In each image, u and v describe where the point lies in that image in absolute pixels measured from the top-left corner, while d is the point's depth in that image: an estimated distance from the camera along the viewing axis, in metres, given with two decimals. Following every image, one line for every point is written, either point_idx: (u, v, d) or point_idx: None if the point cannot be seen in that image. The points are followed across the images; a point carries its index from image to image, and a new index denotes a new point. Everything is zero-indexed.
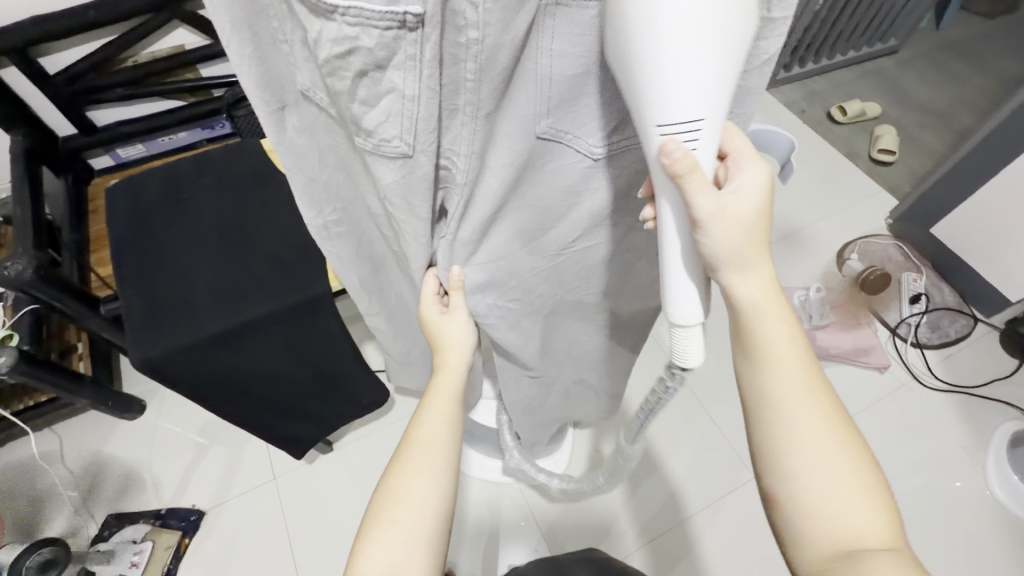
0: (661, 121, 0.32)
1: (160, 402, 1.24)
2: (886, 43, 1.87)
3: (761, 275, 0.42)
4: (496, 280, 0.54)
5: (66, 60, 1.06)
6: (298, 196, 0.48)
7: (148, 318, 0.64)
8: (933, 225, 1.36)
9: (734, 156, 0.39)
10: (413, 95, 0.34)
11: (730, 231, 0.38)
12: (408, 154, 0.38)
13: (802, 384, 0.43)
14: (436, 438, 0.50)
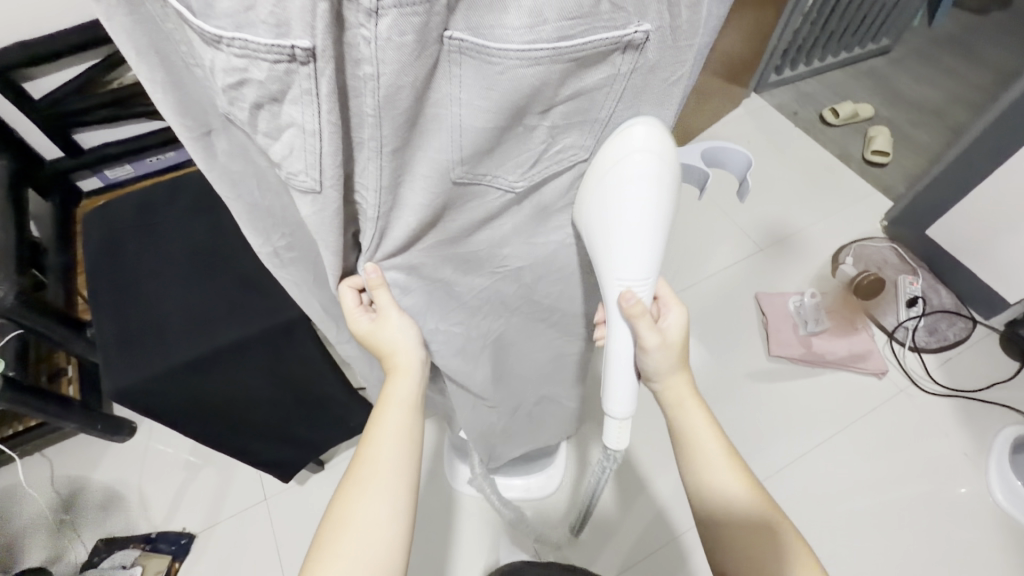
0: (620, 278, 0.45)
1: (150, 424, 1.23)
2: (878, 43, 1.86)
3: (683, 381, 0.55)
4: (433, 307, 0.52)
5: (49, 83, 1.05)
6: (240, 223, 0.45)
7: (121, 347, 0.64)
8: (929, 227, 1.34)
9: (663, 302, 0.54)
10: (314, 130, 0.32)
11: (665, 356, 0.51)
12: (317, 189, 0.36)
13: (721, 465, 0.53)
14: (389, 456, 0.50)
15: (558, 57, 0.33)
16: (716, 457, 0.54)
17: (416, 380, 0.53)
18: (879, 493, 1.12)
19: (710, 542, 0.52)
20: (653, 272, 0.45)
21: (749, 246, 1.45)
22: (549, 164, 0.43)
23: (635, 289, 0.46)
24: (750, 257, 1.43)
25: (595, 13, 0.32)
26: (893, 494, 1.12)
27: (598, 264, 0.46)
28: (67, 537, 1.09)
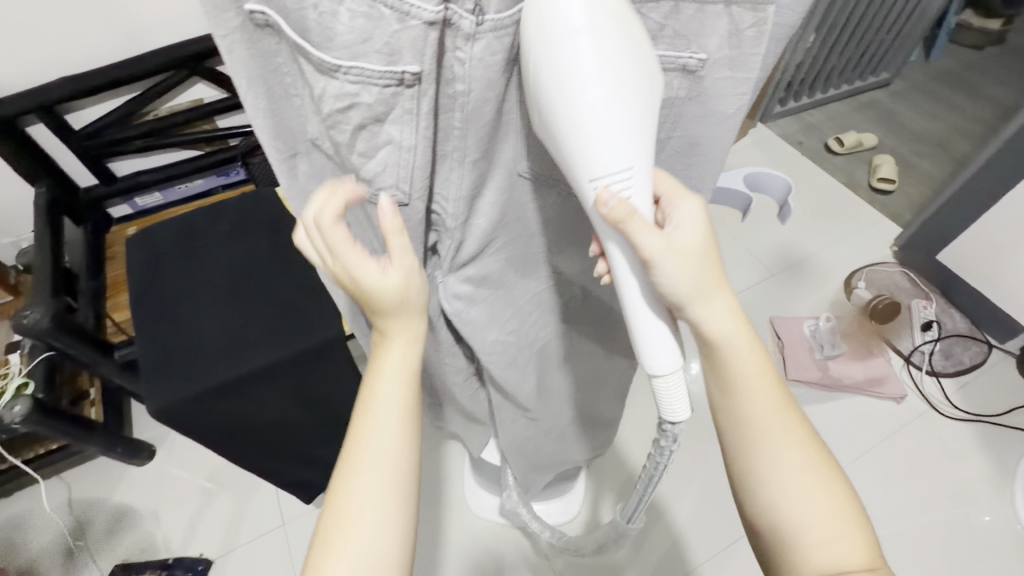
0: (591, 175, 0.34)
1: (169, 447, 1.22)
2: (878, 76, 1.92)
3: (726, 304, 0.43)
4: (491, 321, 0.54)
5: (89, 117, 1.11)
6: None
7: (163, 367, 0.65)
8: (938, 251, 1.37)
9: (668, 197, 0.41)
10: (410, 146, 0.35)
11: (679, 265, 0.39)
12: (404, 202, 0.39)
13: (775, 411, 0.45)
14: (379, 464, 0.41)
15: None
16: (772, 403, 0.45)
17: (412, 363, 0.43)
18: (903, 519, 1.11)
19: (757, 503, 0.46)
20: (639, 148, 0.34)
21: (762, 270, 1.47)
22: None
23: (612, 186, 0.34)
24: (764, 281, 1.45)
25: (656, 35, 0.34)
26: (917, 520, 1.11)
27: (564, 160, 0.34)
28: (84, 562, 1.08)
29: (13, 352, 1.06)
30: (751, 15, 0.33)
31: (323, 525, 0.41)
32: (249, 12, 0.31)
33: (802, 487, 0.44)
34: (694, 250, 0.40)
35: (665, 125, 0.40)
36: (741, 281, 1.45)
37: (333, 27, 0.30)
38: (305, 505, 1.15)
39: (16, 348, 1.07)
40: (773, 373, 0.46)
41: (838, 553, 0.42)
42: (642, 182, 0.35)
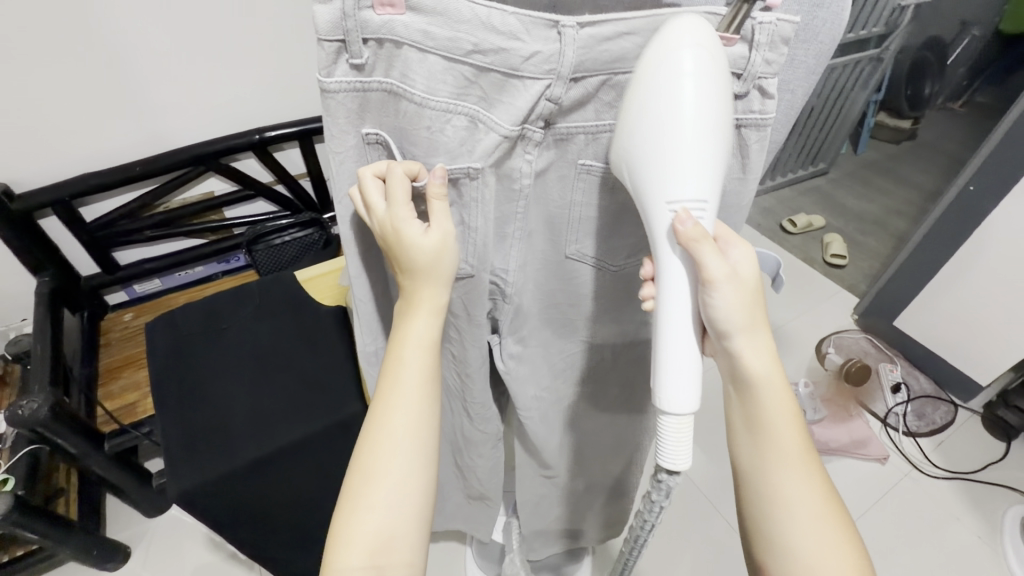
0: (670, 198, 0.38)
1: (145, 548, 1.13)
2: (817, 166, 2.18)
3: (765, 342, 0.45)
4: (531, 374, 0.60)
5: (103, 208, 1.15)
6: (361, 326, 0.56)
7: (187, 448, 0.66)
8: (895, 318, 1.49)
9: (725, 240, 0.43)
10: (476, 227, 0.44)
11: (735, 296, 0.41)
12: (472, 274, 0.47)
13: (797, 454, 0.46)
14: (399, 424, 0.42)
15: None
16: (794, 445, 0.47)
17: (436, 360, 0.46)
18: None
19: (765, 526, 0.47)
20: (713, 191, 0.38)
21: None
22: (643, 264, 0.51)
23: (690, 210, 0.38)
24: None
25: None
26: None
27: (642, 184, 0.38)
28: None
29: None
30: (755, 133, 0.42)
31: (349, 487, 0.42)
32: (365, 134, 0.40)
33: (811, 529, 0.46)
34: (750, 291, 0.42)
35: None
36: None
37: (439, 137, 0.39)
38: None
39: None
40: (796, 412, 0.48)
41: None
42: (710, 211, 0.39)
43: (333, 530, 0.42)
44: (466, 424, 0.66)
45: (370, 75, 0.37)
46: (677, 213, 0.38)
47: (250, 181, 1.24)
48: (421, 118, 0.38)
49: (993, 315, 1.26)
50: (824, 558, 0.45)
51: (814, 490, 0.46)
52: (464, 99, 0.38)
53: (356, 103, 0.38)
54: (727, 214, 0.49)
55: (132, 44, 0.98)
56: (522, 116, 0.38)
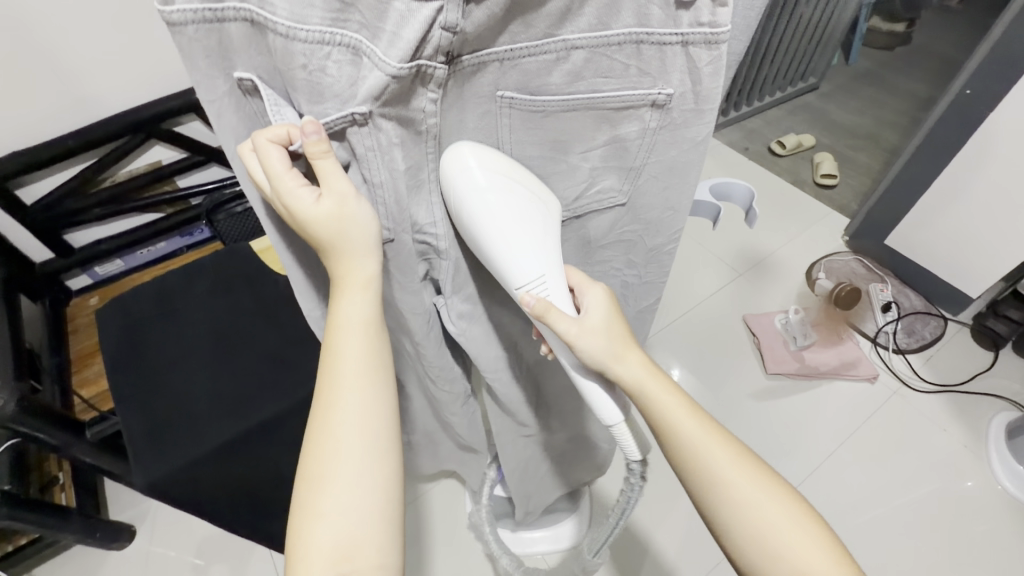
0: (515, 285, 0.44)
1: (151, 525, 1.15)
2: (806, 81, 2.07)
3: (638, 361, 0.47)
4: (490, 332, 0.57)
5: (42, 189, 1.07)
6: (299, 293, 0.52)
7: (152, 437, 0.63)
8: (886, 237, 1.46)
9: (579, 286, 0.48)
10: (381, 183, 0.39)
11: (597, 343, 0.46)
12: (390, 238, 0.43)
13: (709, 440, 0.46)
14: (344, 417, 0.42)
15: (590, 105, 0.40)
16: (706, 437, 0.46)
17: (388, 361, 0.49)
18: (896, 496, 1.15)
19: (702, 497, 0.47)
20: (547, 268, 0.44)
21: (729, 271, 1.53)
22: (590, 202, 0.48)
23: (532, 290, 0.44)
24: (732, 282, 1.51)
25: (623, 72, 0.38)
26: (907, 497, 1.15)
27: (496, 272, 0.44)
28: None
29: None
30: (706, 52, 0.37)
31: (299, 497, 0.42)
32: (238, 78, 0.35)
33: (751, 509, 0.45)
34: (602, 329, 0.46)
35: (641, 153, 0.44)
36: (712, 283, 1.51)
37: (322, 80, 0.33)
38: None
39: None
40: (693, 405, 0.48)
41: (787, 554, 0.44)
42: (555, 281, 0.45)
43: (291, 542, 0.41)
44: (434, 387, 0.64)
45: (220, 1, 0.31)
46: (520, 296, 0.44)
47: (197, 145, 1.15)
48: (293, 56, 0.32)
49: (985, 227, 1.23)
50: (767, 532, 0.44)
51: (750, 476, 0.46)
52: (343, 25, 0.31)
53: (215, 38, 0.33)
54: (683, 146, 0.44)
55: (34, 4, 0.87)
56: (411, 50, 0.31)
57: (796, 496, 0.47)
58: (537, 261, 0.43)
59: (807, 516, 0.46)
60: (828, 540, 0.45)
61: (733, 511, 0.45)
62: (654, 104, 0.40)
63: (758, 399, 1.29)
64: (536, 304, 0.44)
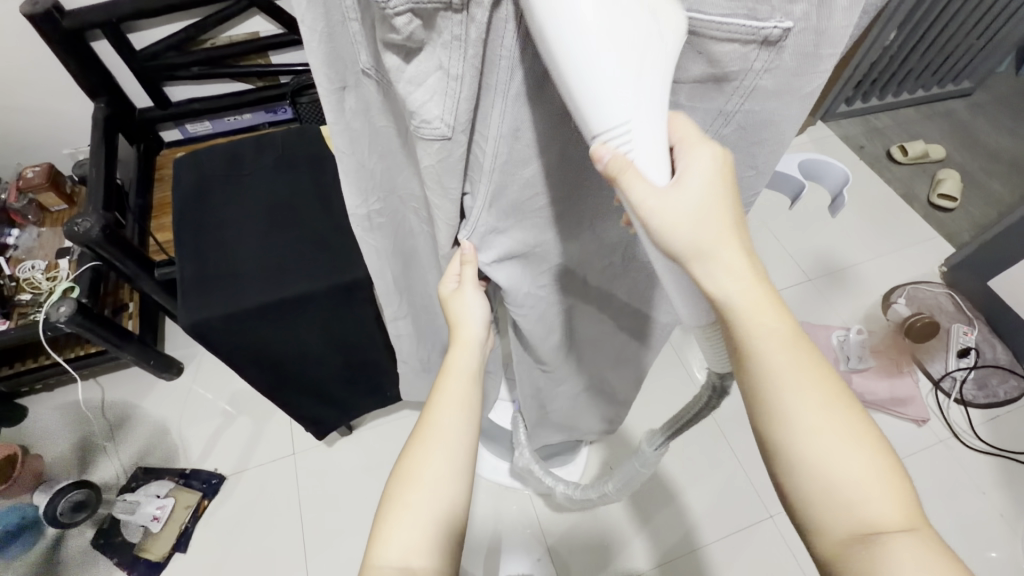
0: (591, 131, 0.31)
1: (197, 366, 1.28)
2: (959, 85, 1.80)
3: (735, 251, 0.36)
4: (523, 271, 0.52)
5: (152, 37, 1.13)
6: (345, 181, 0.46)
7: (200, 284, 0.68)
8: (990, 279, 1.30)
9: (683, 146, 0.36)
10: (458, 75, 0.33)
11: (676, 219, 0.34)
12: (447, 137, 0.36)
13: (797, 364, 0.37)
14: (450, 421, 0.47)
15: (690, 29, 0.32)
16: (798, 359, 0.37)
17: (477, 354, 0.51)
18: None
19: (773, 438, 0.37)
20: (652, 124, 0.31)
21: (798, 274, 1.43)
22: None
23: (610, 142, 0.31)
24: (798, 285, 1.41)
25: None
26: None
27: (573, 109, 0.31)
28: (100, 458, 1.15)
29: (63, 258, 1.10)
30: None
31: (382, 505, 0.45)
32: None
33: (830, 455, 0.36)
34: (696, 209, 0.35)
35: (735, 96, 0.37)
36: (775, 282, 1.42)
37: None
38: (315, 439, 1.19)
39: (65, 254, 1.11)
40: (780, 303, 0.38)
41: (865, 508, 0.35)
42: (649, 132, 0.32)
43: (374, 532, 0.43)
44: None
45: None
46: (593, 147, 0.32)
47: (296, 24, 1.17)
48: None
49: None
50: (845, 482, 0.36)
51: (834, 410, 0.37)
52: None
53: None
54: (788, 97, 0.37)
55: None
56: None
57: (883, 445, 0.37)
58: (635, 98, 0.30)
59: (892, 468, 0.36)
60: (911, 500, 0.36)
61: (810, 456, 0.36)
62: (764, 43, 0.33)
63: None
64: (612, 162, 0.32)
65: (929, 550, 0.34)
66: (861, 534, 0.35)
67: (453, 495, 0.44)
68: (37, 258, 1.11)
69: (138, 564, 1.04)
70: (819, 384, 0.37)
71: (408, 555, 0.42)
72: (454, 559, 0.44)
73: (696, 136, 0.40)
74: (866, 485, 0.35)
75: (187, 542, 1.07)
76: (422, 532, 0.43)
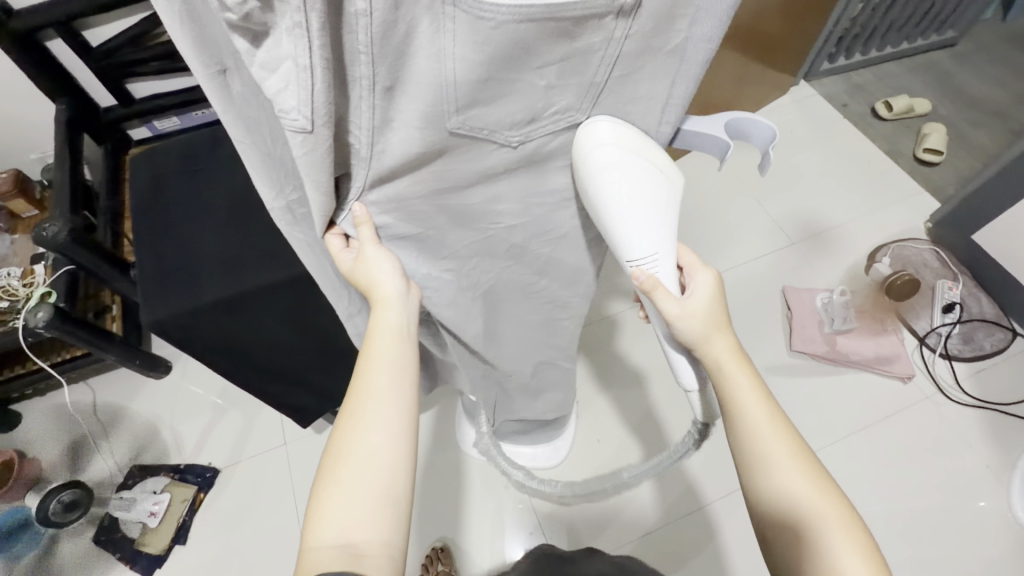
0: (629, 258, 0.47)
1: (184, 364, 1.28)
2: (944, 35, 1.75)
3: (726, 344, 0.50)
4: (418, 255, 0.53)
5: (107, 34, 1.11)
6: (254, 174, 0.44)
7: (158, 280, 0.68)
8: (975, 232, 1.29)
9: (690, 267, 0.52)
10: (307, 65, 0.32)
11: (691, 325, 0.49)
12: (308, 130, 0.35)
13: (781, 442, 0.48)
14: (382, 386, 0.48)
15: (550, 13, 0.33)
16: (782, 436, 0.48)
17: (398, 312, 0.51)
18: (893, 498, 1.09)
19: (764, 505, 0.48)
20: (657, 246, 0.47)
21: (782, 238, 1.42)
22: (547, 125, 0.42)
23: (644, 266, 0.48)
24: (782, 250, 1.40)
25: None
26: (906, 502, 1.08)
27: (614, 243, 0.47)
28: (93, 457, 1.17)
29: (37, 264, 1.10)
30: None
31: (320, 483, 0.46)
32: None
33: (808, 516, 0.46)
34: (703, 315, 0.50)
35: (604, 67, 0.39)
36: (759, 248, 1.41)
37: None
38: (305, 429, 1.20)
39: (40, 260, 1.11)
40: (768, 395, 0.50)
41: (839, 562, 0.44)
42: (667, 261, 0.48)
43: (311, 509, 0.45)
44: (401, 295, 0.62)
45: None
46: (632, 270, 0.48)
47: None
48: None
49: None
50: (820, 537, 0.45)
51: (807, 479, 0.47)
52: None
53: None
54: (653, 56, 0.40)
55: None
56: None
57: (851, 511, 0.47)
58: (655, 234, 0.46)
59: (860, 532, 0.46)
60: (876, 558, 0.45)
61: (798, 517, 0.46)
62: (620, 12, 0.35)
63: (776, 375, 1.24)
64: (646, 279, 0.48)
65: None
66: None
67: (393, 460, 0.46)
68: (12, 265, 1.11)
69: (139, 558, 1.07)
70: (791, 446, 0.48)
71: (349, 524, 0.43)
72: (403, 525, 0.46)
73: (573, 109, 0.42)
74: (838, 542, 0.45)
75: (186, 535, 1.09)
76: (363, 506, 0.44)
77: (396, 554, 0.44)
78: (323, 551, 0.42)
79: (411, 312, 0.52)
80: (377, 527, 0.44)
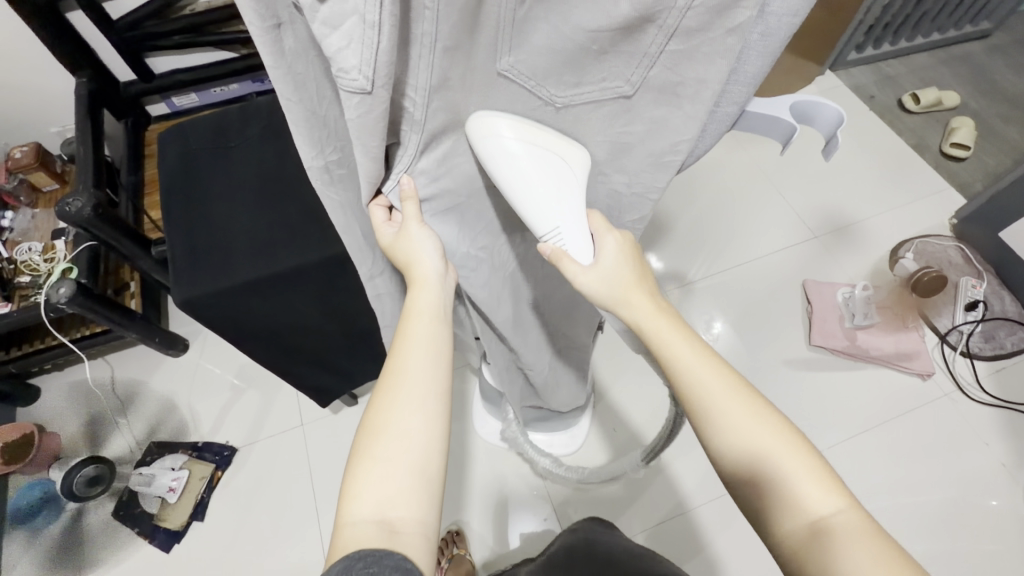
0: (539, 233, 0.45)
1: (201, 343, 1.29)
2: (976, 26, 1.71)
3: (644, 301, 0.46)
4: (457, 230, 0.52)
5: (128, 6, 1.09)
6: (296, 132, 0.41)
7: (190, 259, 0.67)
8: (1002, 229, 1.27)
9: (597, 231, 0.47)
10: (375, 22, 0.30)
11: (604, 290, 0.46)
12: (367, 90, 0.33)
13: (721, 386, 0.43)
14: (417, 364, 0.47)
15: None
16: (720, 382, 0.43)
17: (436, 291, 0.50)
18: (907, 495, 1.09)
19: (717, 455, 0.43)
20: (579, 224, 0.45)
21: (803, 231, 1.40)
22: (593, 89, 0.41)
23: (550, 240, 0.45)
24: (803, 243, 1.38)
25: None
26: (919, 498, 1.09)
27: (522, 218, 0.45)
28: (112, 433, 1.18)
29: (58, 239, 1.10)
30: None
31: (352, 462, 0.45)
32: None
33: (762, 459, 0.41)
34: (613, 279, 0.46)
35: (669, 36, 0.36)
36: (780, 240, 1.39)
37: None
38: (322, 410, 1.21)
39: (62, 235, 1.11)
40: (697, 341, 0.45)
41: (808, 502, 0.40)
42: (577, 233, 0.45)
43: (344, 488, 0.44)
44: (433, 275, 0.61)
45: None
46: (540, 244, 0.46)
47: None
48: None
49: None
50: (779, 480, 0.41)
51: (756, 420, 0.42)
52: None
53: None
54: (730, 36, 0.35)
55: None
56: None
57: (808, 443, 0.42)
58: (560, 209, 0.44)
59: (821, 463, 0.41)
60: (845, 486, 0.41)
61: (756, 463, 0.41)
62: None
63: (794, 368, 1.23)
64: (553, 252, 0.46)
65: (869, 536, 0.38)
66: (812, 529, 0.39)
67: (429, 440, 0.45)
68: (33, 240, 1.11)
69: (158, 533, 1.08)
70: (730, 388, 0.43)
71: (383, 504, 0.42)
72: (436, 503, 0.45)
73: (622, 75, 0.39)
74: (803, 481, 0.40)
75: (204, 511, 1.11)
76: (398, 485, 0.43)
77: (431, 534, 0.43)
78: (357, 525, 0.41)
79: (447, 293, 0.51)
80: (410, 509, 0.43)
